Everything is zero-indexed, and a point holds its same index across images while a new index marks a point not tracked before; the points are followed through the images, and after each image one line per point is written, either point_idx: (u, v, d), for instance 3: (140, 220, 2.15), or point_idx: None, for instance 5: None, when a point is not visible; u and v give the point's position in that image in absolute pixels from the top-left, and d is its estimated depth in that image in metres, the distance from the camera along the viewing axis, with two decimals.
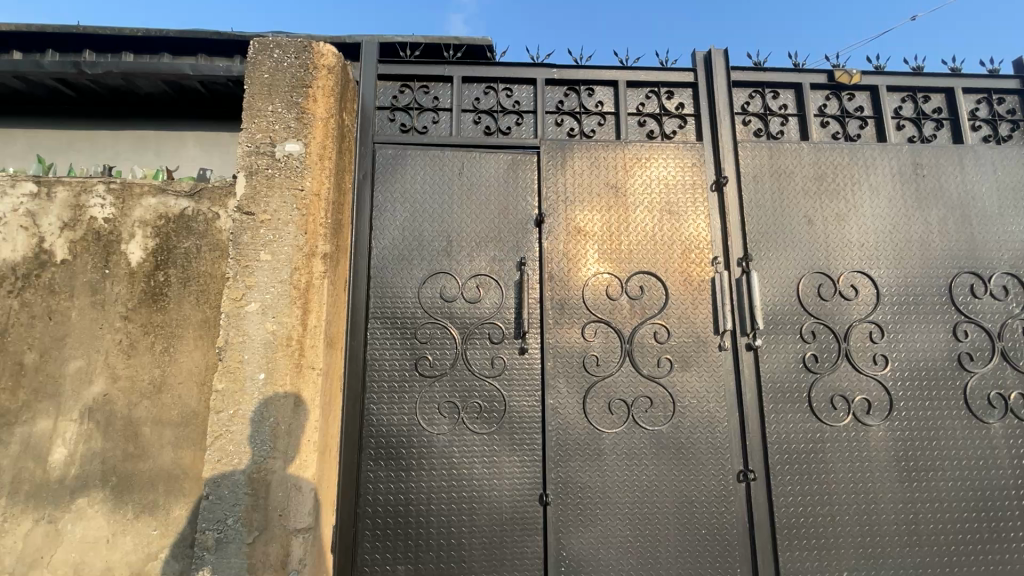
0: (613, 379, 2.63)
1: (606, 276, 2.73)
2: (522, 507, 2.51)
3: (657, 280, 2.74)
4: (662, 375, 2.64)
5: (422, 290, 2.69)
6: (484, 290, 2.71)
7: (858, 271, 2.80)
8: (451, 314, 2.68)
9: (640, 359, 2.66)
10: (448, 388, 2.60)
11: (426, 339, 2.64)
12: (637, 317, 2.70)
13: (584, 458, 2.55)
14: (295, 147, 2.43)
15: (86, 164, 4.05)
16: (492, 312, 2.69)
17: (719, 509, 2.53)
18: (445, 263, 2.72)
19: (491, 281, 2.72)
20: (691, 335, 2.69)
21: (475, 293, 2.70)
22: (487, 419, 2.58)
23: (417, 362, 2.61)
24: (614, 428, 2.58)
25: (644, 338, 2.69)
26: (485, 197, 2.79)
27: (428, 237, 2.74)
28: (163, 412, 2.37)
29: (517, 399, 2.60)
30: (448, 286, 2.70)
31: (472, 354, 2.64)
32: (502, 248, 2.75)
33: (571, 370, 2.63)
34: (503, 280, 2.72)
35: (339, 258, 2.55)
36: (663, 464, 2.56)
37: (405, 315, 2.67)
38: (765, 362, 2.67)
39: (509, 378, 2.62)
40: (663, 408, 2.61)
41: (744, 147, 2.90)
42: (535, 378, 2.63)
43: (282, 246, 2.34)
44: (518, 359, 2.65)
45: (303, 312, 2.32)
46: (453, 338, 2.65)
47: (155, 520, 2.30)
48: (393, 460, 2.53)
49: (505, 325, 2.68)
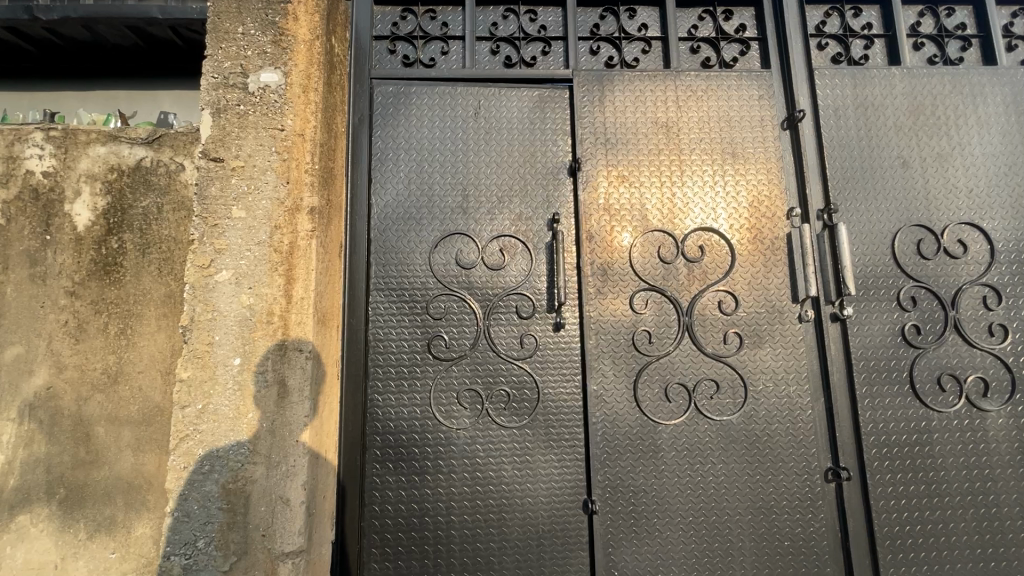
0: (670, 360, 2.16)
1: (658, 235, 2.24)
2: (562, 518, 2.06)
3: (719, 239, 2.25)
4: (730, 354, 2.16)
5: (434, 256, 2.21)
6: (509, 254, 2.23)
7: (968, 223, 2.27)
8: (471, 283, 2.20)
9: (702, 334, 2.18)
10: (468, 374, 2.13)
11: (441, 314, 2.17)
12: (696, 283, 2.22)
13: (637, 456, 2.09)
14: (272, 76, 1.94)
15: (24, 113, 3.56)
16: (519, 281, 2.21)
17: (804, 517, 2.07)
18: (462, 222, 2.24)
19: (518, 244, 2.24)
20: (765, 305, 2.20)
21: (499, 259, 2.22)
22: (516, 411, 2.11)
23: (430, 343, 2.15)
24: (672, 419, 2.11)
25: (705, 309, 2.20)
26: (507, 142, 2.30)
27: (439, 191, 2.25)
28: (121, 409, 1.93)
29: (554, 386, 2.14)
30: (466, 250, 2.22)
31: (497, 332, 2.17)
32: (531, 204, 2.26)
33: (618, 349, 2.16)
34: (532, 241, 2.24)
35: (332, 217, 2.07)
36: (733, 462, 2.10)
37: (413, 286, 2.19)
38: (856, 336, 2.17)
39: (543, 359, 2.16)
40: (732, 393, 2.14)
41: (823, 74, 2.37)
42: (575, 358, 2.16)
43: (260, 200, 1.88)
44: (554, 337, 2.18)
45: (286, 281, 1.85)
46: (473, 313, 2.18)
47: (113, 541, 1.87)
48: (404, 463, 2.08)
49: (536, 296, 2.21)
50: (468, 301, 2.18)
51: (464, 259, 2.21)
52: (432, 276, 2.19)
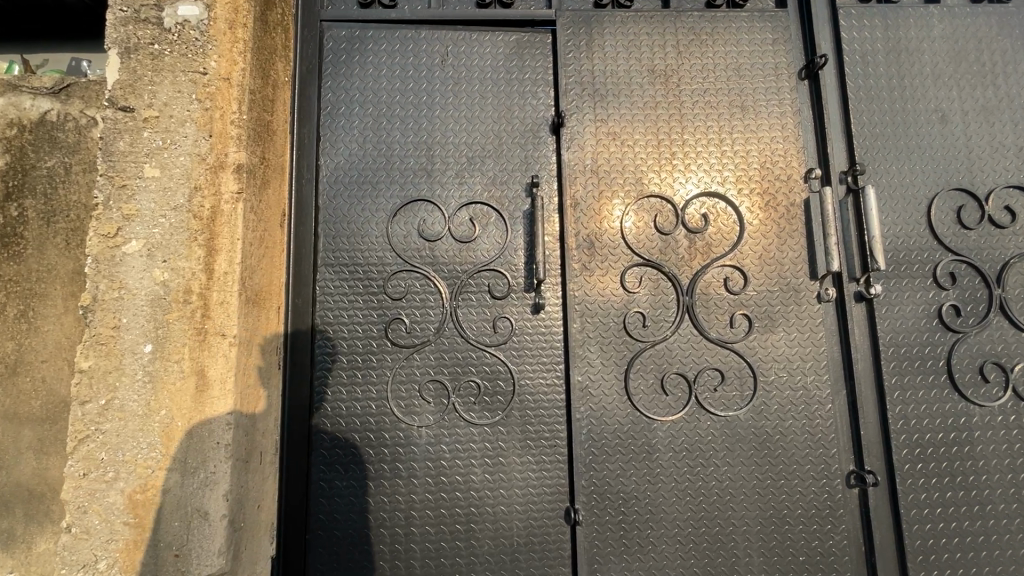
0: (667, 346, 1.85)
1: (654, 202, 1.93)
2: (540, 529, 1.77)
3: (726, 206, 1.93)
4: (737, 339, 1.86)
5: (393, 227, 1.90)
6: (481, 225, 1.92)
7: (1017, 187, 1.94)
8: (436, 259, 1.89)
9: (705, 316, 1.87)
10: (431, 364, 1.84)
11: (400, 294, 1.87)
12: (697, 257, 1.91)
13: (627, 458, 1.80)
14: (192, 9, 1.62)
15: None
16: (492, 255, 1.91)
17: (822, 528, 1.77)
18: (426, 188, 1.93)
19: (491, 213, 1.93)
20: (778, 282, 1.89)
21: (469, 230, 1.92)
22: (488, 406, 1.82)
23: (388, 328, 1.85)
24: (669, 415, 1.82)
25: (709, 288, 1.89)
26: (479, 94, 1.98)
27: (400, 152, 1.94)
28: (21, 404, 1.65)
29: (531, 377, 1.84)
30: (430, 220, 1.91)
31: (466, 314, 1.87)
32: (506, 166, 1.95)
33: (606, 334, 1.86)
34: (507, 209, 1.93)
35: (269, 180, 1.77)
36: (739, 465, 1.80)
37: (369, 262, 1.88)
38: (884, 319, 1.86)
39: (519, 346, 1.86)
40: (739, 384, 1.84)
41: (850, 13, 2.02)
42: (556, 345, 1.86)
43: (176, 156, 1.56)
44: (531, 320, 1.88)
45: (207, 253, 1.54)
46: (438, 292, 1.88)
47: (13, 557, 1.60)
48: (358, 466, 1.80)
49: (512, 273, 1.90)
50: (433, 278, 1.88)
51: (428, 230, 1.91)
52: (391, 250, 1.89)
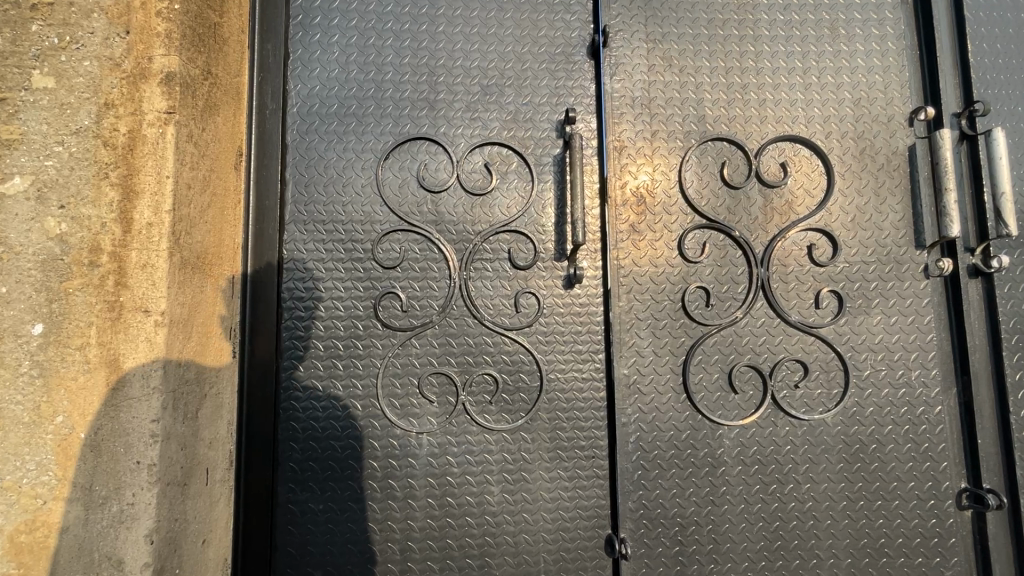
0: (735, 331, 1.46)
1: (720, 148, 1.52)
2: (574, 564, 1.38)
3: (809, 153, 1.53)
4: (824, 323, 1.46)
5: (384, 174, 1.46)
6: (498, 174, 1.49)
7: None
8: (440, 217, 1.46)
9: (784, 293, 1.48)
10: (433, 353, 1.42)
11: (393, 260, 1.44)
12: (774, 218, 1.50)
13: (685, 473, 1.41)
14: None
15: None
16: (513, 214, 1.48)
17: (927, 561, 1.41)
18: (427, 125, 1.48)
19: (512, 158, 1.50)
20: (876, 252, 1.49)
21: (483, 180, 1.49)
22: (508, 406, 1.42)
23: (378, 305, 1.42)
24: (737, 418, 1.43)
25: (789, 257, 1.49)
26: (496, 4, 1.53)
27: (393, 77, 1.49)
28: None
29: (563, 370, 1.44)
30: (432, 166, 1.47)
31: (478, 289, 1.45)
32: (531, 99, 1.51)
33: (659, 315, 1.45)
34: (533, 153, 1.50)
35: (217, 104, 1.29)
36: (825, 483, 1.42)
37: (354, 219, 1.44)
38: (1009, 299, 1.47)
39: (547, 330, 1.45)
40: (825, 380, 1.45)
41: None
42: (595, 328, 1.46)
43: (77, 59, 1.07)
44: (563, 297, 1.46)
45: (123, 197, 1.07)
46: (443, 259, 1.45)
47: None
48: (338, 483, 1.38)
49: (538, 236, 1.48)
50: (436, 240, 1.45)
51: (429, 179, 1.47)
52: (381, 204, 1.45)
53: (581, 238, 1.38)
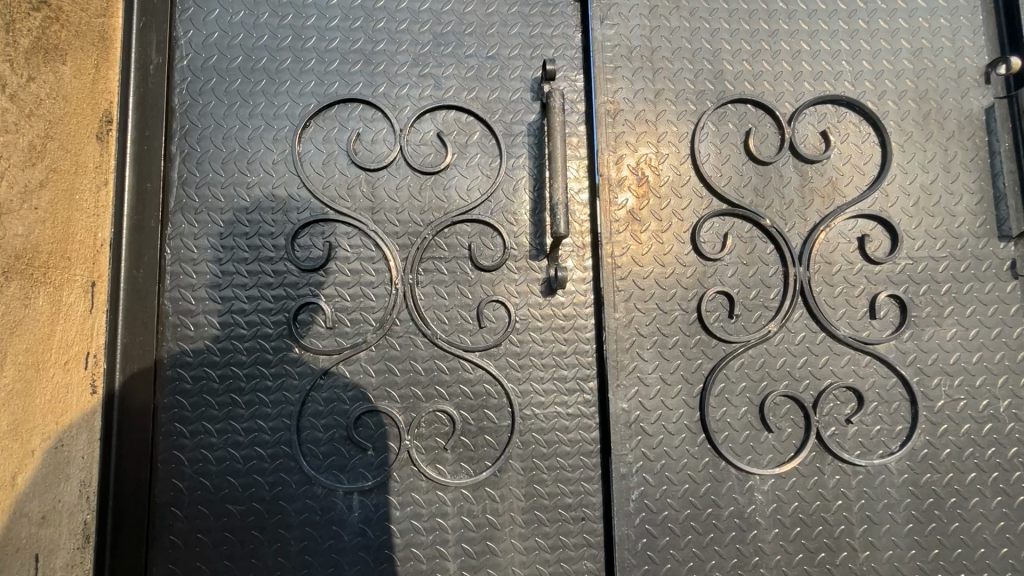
0: (767, 350, 1.12)
1: (744, 112, 1.18)
2: None
3: (858, 118, 1.19)
4: (882, 338, 1.12)
5: (305, 147, 1.11)
6: (455, 148, 1.15)
7: None
8: (378, 203, 1.11)
9: (829, 299, 1.14)
10: (368, 383, 1.07)
11: (315, 260, 1.08)
12: (814, 202, 1.17)
13: (706, 541, 1.06)
14: None
15: None
16: (475, 199, 1.13)
17: None
18: (361, 84, 1.14)
19: (475, 127, 1.16)
20: (947, 244, 1.15)
21: (436, 156, 1.14)
22: (468, 454, 1.06)
23: (295, 320, 1.07)
24: (772, 464, 1.09)
25: (834, 253, 1.15)
26: None
27: (318, 22, 1.14)
28: None
29: (541, 404, 1.09)
30: (368, 138, 1.13)
31: (428, 297, 1.10)
32: (498, 51, 1.18)
33: (668, 330, 1.10)
34: (501, 120, 1.16)
35: (59, 48, 0.94)
36: (890, 551, 1.07)
37: (263, 207, 1.09)
38: None
39: (521, 350, 1.10)
40: (886, 413, 1.11)
41: None
42: (584, 347, 1.10)
43: None
44: (542, 308, 1.11)
45: None
46: (381, 258, 1.10)
47: None
48: (238, 565, 1.01)
49: (509, 227, 1.13)
50: (373, 234, 1.10)
51: (364, 154, 1.12)
52: (300, 187, 1.10)
53: (563, 230, 1.03)
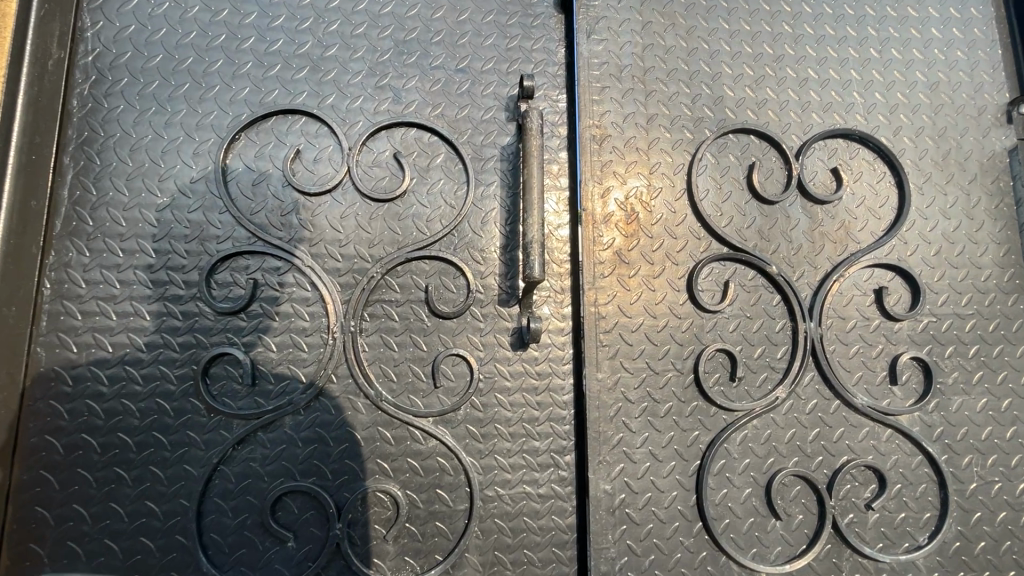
0: (774, 419, 0.95)
1: (748, 144, 1.04)
2: None
3: (872, 155, 1.07)
4: (904, 408, 0.97)
5: (233, 165, 0.93)
6: (415, 171, 0.98)
7: None
8: (318, 233, 0.93)
9: (844, 361, 0.98)
10: (293, 455, 0.86)
11: (235, 300, 0.89)
12: (825, 249, 1.02)
13: None
14: None
15: None
16: (436, 232, 0.96)
17: None
18: (306, 94, 0.97)
19: (440, 149, 0.99)
20: (972, 301, 1.02)
21: (392, 182, 0.97)
22: (415, 545, 0.86)
23: (206, 374, 0.87)
24: (781, 560, 0.91)
25: (848, 307, 1.00)
26: None
27: (259, 21, 0.98)
28: None
29: (506, 483, 0.89)
30: (310, 157, 0.96)
31: (373, 349, 0.91)
32: (469, 63, 1.03)
33: (660, 394, 0.93)
34: (470, 142, 1.00)
35: None
36: None
37: (176, 235, 0.90)
38: None
39: (483, 416, 0.91)
40: (911, 498, 0.95)
41: None
42: (559, 414, 0.92)
43: None
44: (510, 364, 0.93)
45: None
46: (318, 300, 0.91)
47: None
48: None
49: (475, 267, 0.95)
50: (309, 270, 0.92)
51: (304, 176, 0.95)
52: (223, 211, 0.92)
53: (537, 274, 0.86)
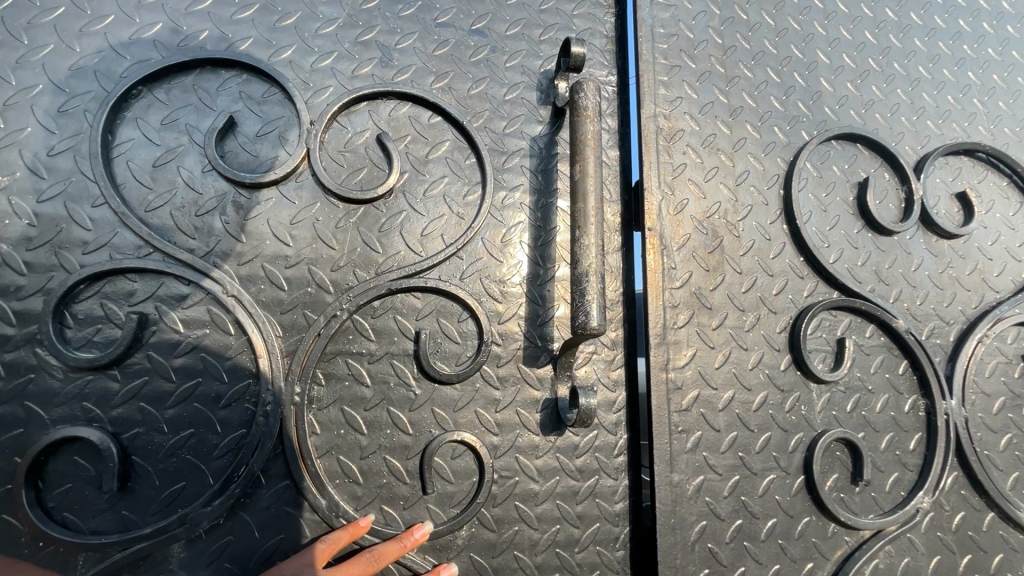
0: (913, 542, 0.66)
1: (852, 153, 0.78)
2: None
3: (1002, 180, 0.82)
4: None
5: (123, 135, 0.65)
6: (409, 163, 0.69)
7: None
8: (254, 245, 0.64)
9: (995, 457, 0.71)
10: None
11: (104, 348, 0.59)
12: (958, 300, 0.76)
13: None
14: None
15: None
16: (435, 254, 0.67)
17: None
18: (252, 41, 0.69)
19: (445, 133, 0.71)
20: None
21: (373, 176, 0.68)
22: None
23: (45, 467, 0.57)
24: None
25: (993, 380, 0.74)
26: None
27: None
28: None
29: None
30: (251, 132, 0.67)
31: (327, 432, 0.62)
32: (489, 24, 0.74)
33: (761, 506, 0.63)
34: (487, 128, 0.71)
35: None
36: None
37: (23, 246, 0.60)
38: None
39: (496, 539, 0.60)
40: None
41: None
42: (608, 534, 0.61)
43: None
44: (537, 457, 0.63)
45: None
46: (244, 349, 0.62)
47: None
48: None
49: (490, 306, 0.66)
50: (232, 302, 0.62)
51: (238, 157, 0.66)
52: (99, 204, 0.62)
53: (595, 326, 0.55)
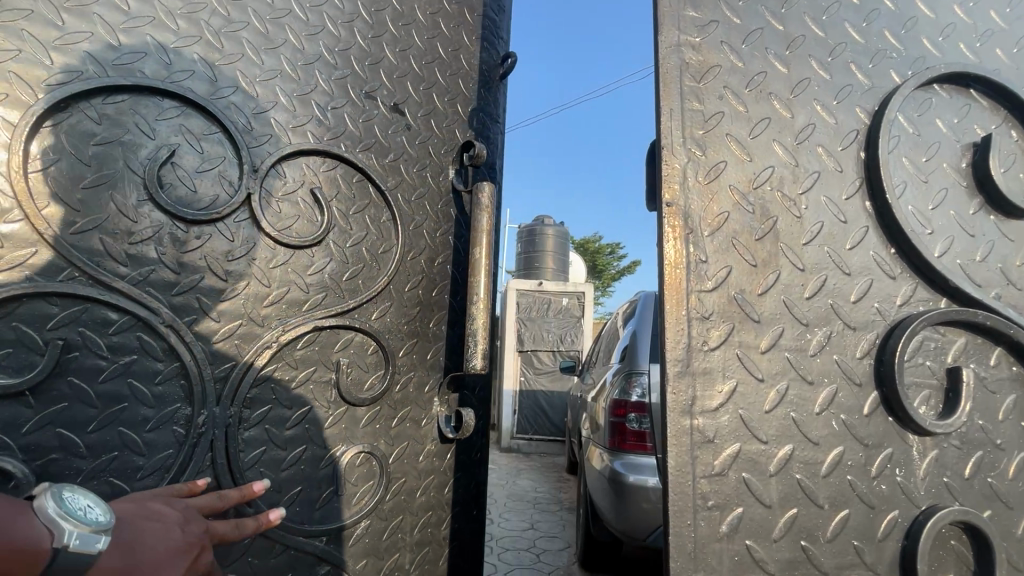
0: None
1: (963, 105, 0.55)
2: None
3: None
4: None
5: (46, 145, 0.53)
6: (340, 214, 0.74)
7: None
8: (190, 278, 0.61)
9: None
10: None
11: (16, 376, 0.50)
12: None
13: None
14: None
15: None
16: (356, 299, 0.74)
17: None
18: (193, 74, 0.63)
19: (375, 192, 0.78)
20: None
21: (308, 223, 0.71)
22: None
23: None
24: None
25: None
26: None
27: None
28: None
29: None
30: (192, 165, 0.62)
31: (251, 449, 0.65)
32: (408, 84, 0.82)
33: None
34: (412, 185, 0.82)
35: None
36: None
37: None
38: None
39: (387, 524, 0.75)
40: None
41: None
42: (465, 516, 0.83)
43: None
44: (420, 460, 0.79)
45: None
46: (176, 376, 0.60)
47: None
48: None
49: (399, 342, 0.78)
50: (168, 331, 0.59)
51: (178, 191, 0.61)
52: (12, 219, 0.50)
53: (479, 366, 0.78)
